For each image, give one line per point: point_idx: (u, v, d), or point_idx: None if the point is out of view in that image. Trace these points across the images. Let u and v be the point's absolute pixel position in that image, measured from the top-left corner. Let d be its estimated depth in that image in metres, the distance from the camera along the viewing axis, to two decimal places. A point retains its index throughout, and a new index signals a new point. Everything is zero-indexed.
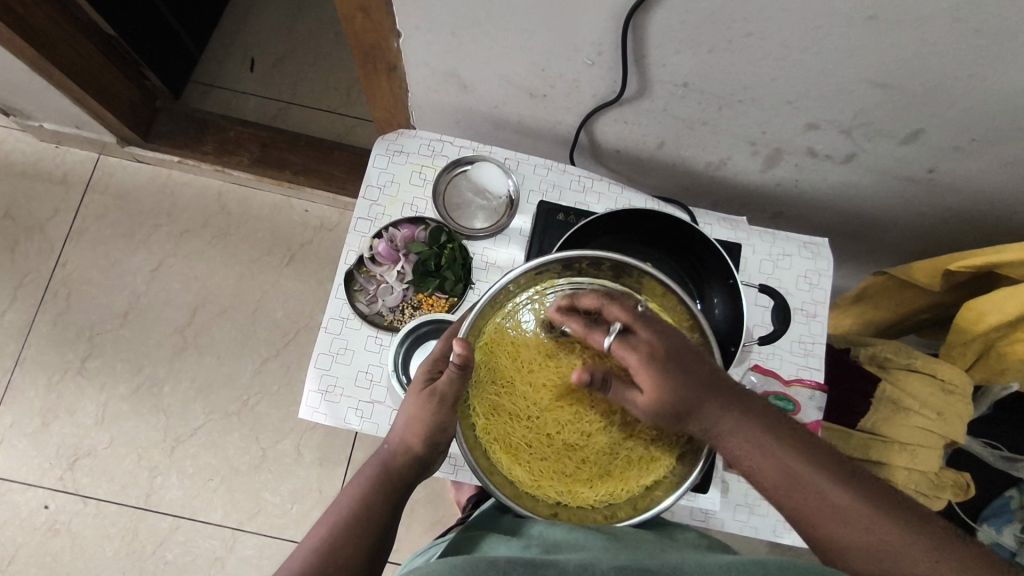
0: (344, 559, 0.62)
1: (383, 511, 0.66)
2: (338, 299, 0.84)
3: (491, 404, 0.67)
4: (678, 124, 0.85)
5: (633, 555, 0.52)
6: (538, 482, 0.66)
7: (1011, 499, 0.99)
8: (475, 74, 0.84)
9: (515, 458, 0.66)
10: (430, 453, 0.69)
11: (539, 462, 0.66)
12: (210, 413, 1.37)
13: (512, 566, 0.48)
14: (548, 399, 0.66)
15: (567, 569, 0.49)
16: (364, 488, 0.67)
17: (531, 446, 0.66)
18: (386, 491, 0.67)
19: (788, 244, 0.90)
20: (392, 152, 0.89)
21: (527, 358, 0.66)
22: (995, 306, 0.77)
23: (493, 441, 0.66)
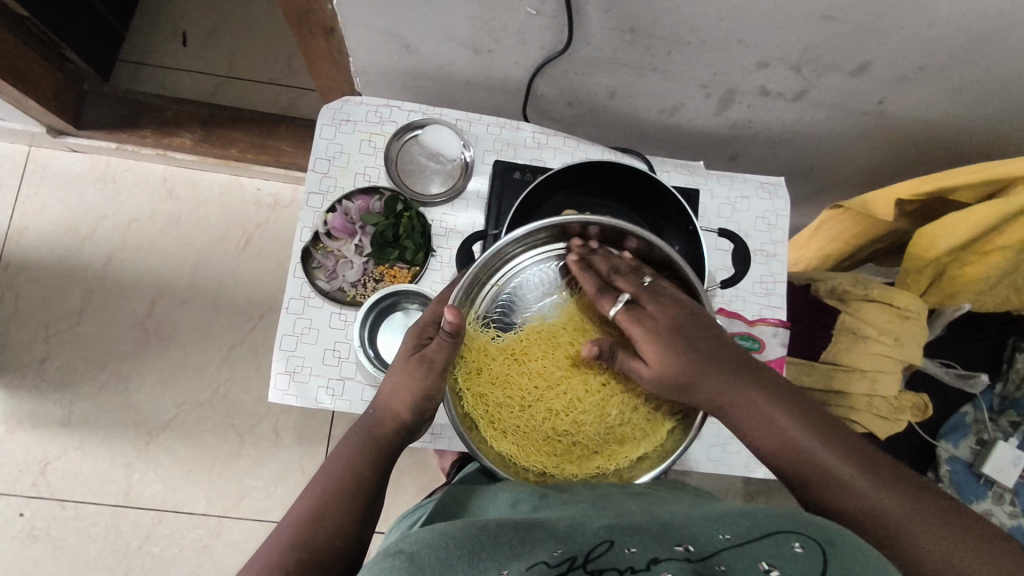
0: (334, 530, 0.61)
1: (372, 477, 0.66)
2: (297, 278, 0.81)
3: (487, 376, 0.70)
4: (629, 72, 0.83)
5: (620, 512, 0.53)
6: (526, 453, 0.68)
7: (966, 415, 1.10)
8: (418, 33, 0.81)
9: (502, 430, 0.69)
10: (418, 419, 0.69)
11: (527, 432, 0.69)
12: (181, 404, 1.34)
13: (502, 530, 0.49)
14: (547, 377, 0.70)
15: (556, 530, 0.49)
16: (351, 457, 0.67)
17: (522, 420, 0.69)
18: (375, 459, 0.67)
19: (745, 185, 0.90)
20: (338, 122, 0.86)
21: (527, 338, 0.71)
22: (947, 231, 0.79)
23: (484, 413, 0.69)
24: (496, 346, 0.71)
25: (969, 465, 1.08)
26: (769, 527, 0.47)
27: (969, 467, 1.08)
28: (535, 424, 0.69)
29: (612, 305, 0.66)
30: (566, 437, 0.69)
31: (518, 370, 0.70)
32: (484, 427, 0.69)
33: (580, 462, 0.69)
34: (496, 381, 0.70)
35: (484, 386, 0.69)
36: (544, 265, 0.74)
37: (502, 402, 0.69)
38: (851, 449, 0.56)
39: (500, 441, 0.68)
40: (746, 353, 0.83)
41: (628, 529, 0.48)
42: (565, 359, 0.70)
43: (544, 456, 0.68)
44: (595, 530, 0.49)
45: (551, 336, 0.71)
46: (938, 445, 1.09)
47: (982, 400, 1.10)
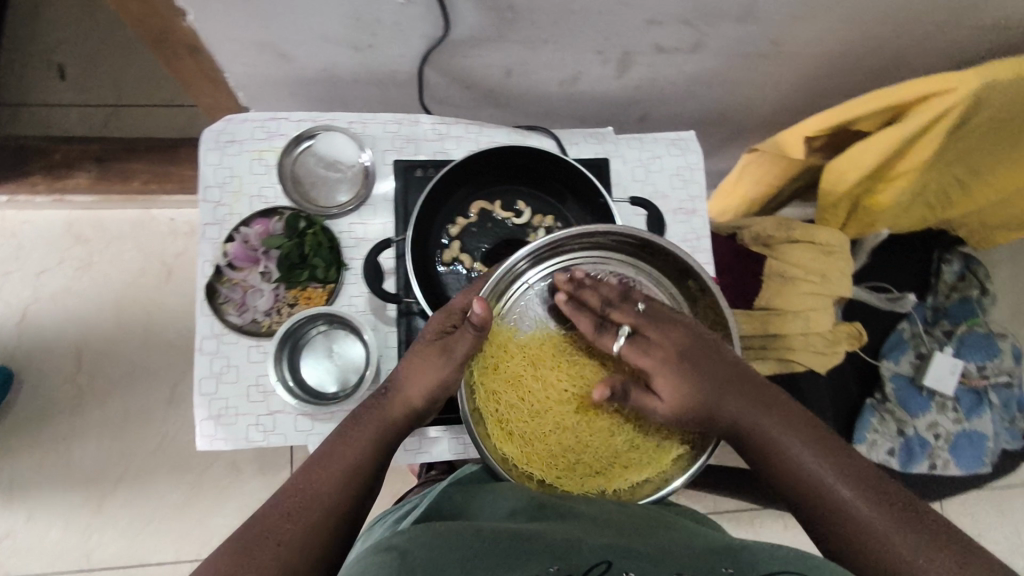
0: (328, 506, 0.59)
1: (374, 455, 0.64)
2: (205, 317, 0.77)
3: (501, 375, 0.72)
4: (520, 49, 0.79)
5: (617, 531, 0.56)
6: (530, 454, 0.70)
7: (905, 331, 1.13)
8: (288, 39, 0.75)
9: (511, 431, 0.70)
10: (427, 405, 0.68)
11: (536, 437, 0.71)
12: (130, 455, 1.28)
13: (501, 550, 0.51)
14: (562, 393, 0.72)
15: (553, 543, 0.52)
16: (356, 435, 0.65)
17: (529, 424, 0.71)
18: (380, 443, 0.65)
19: (656, 145, 0.89)
20: (222, 144, 0.81)
21: (546, 349, 0.73)
22: (852, 164, 0.79)
23: (493, 409, 0.70)
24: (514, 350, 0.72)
25: (911, 379, 1.11)
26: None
27: (911, 381, 1.12)
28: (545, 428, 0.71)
29: (614, 341, 0.68)
30: (572, 449, 0.71)
31: (536, 377, 0.72)
32: (494, 426, 0.70)
33: (581, 479, 0.70)
34: (514, 382, 0.71)
35: (499, 383, 0.71)
36: (562, 273, 0.75)
37: (514, 404, 0.71)
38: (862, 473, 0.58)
39: (507, 442, 0.70)
40: None
41: (621, 556, 0.51)
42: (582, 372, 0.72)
43: (547, 461, 0.70)
44: (588, 553, 0.52)
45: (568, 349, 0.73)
46: (881, 364, 1.11)
47: (917, 313, 1.14)
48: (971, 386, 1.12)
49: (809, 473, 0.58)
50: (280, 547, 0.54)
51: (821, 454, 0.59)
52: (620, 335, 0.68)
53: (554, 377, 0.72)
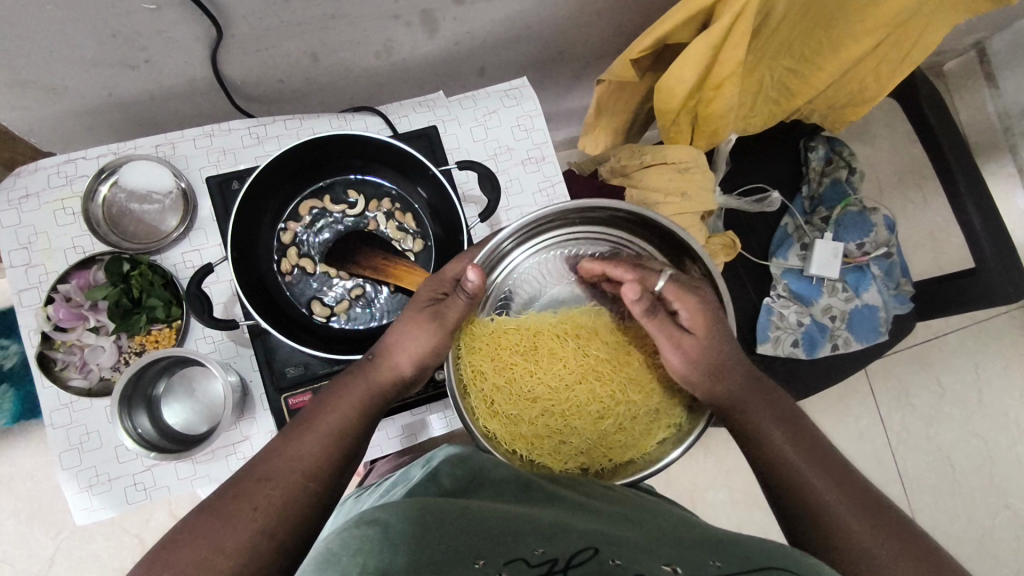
0: (312, 466, 0.57)
1: (359, 420, 0.63)
2: (46, 389, 0.71)
3: (490, 355, 0.67)
4: (310, 30, 0.74)
5: (607, 517, 0.52)
6: (516, 430, 0.67)
7: (787, 227, 1.16)
8: (50, 73, 0.68)
9: (495, 409, 0.67)
10: (416, 374, 0.67)
11: (522, 418, 0.67)
12: (59, 534, 1.26)
13: (496, 530, 0.47)
14: (560, 376, 0.67)
15: (539, 525, 0.48)
16: (341, 400, 0.63)
17: (515, 407, 0.66)
18: (369, 409, 0.64)
19: (489, 100, 0.86)
20: (17, 201, 0.73)
21: (544, 331, 0.67)
22: (676, 80, 0.79)
23: (479, 388, 0.67)
24: (497, 332, 0.67)
25: (800, 271, 1.15)
26: (759, 560, 0.44)
27: (800, 274, 1.15)
28: (530, 411, 0.66)
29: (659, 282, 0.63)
30: (558, 432, 0.67)
31: (524, 357, 0.67)
32: (479, 406, 0.66)
33: (563, 459, 0.67)
34: (497, 363, 0.67)
35: (481, 362, 0.67)
36: (555, 250, 0.67)
37: (497, 382, 0.67)
38: (869, 505, 0.55)
39: (492, 421, 0.67)
40: None
41: (613, 542, 0.46)
42: (563, 352, 0.67)
43: (535, 441, 0.67)
44: (579, 537, 0.46)
45: (555, 329, 0.67)
46: (771, 265, 1.14)
47: (795, 208, 1.16)
48: (854, 264, 1.17)
49: (814, 496, 0.56)
50: (258, 511, 0.52)
51: (826, 475, 0.57)
52: (665, 275, 0.63)
53: (552, 361, 0.67)
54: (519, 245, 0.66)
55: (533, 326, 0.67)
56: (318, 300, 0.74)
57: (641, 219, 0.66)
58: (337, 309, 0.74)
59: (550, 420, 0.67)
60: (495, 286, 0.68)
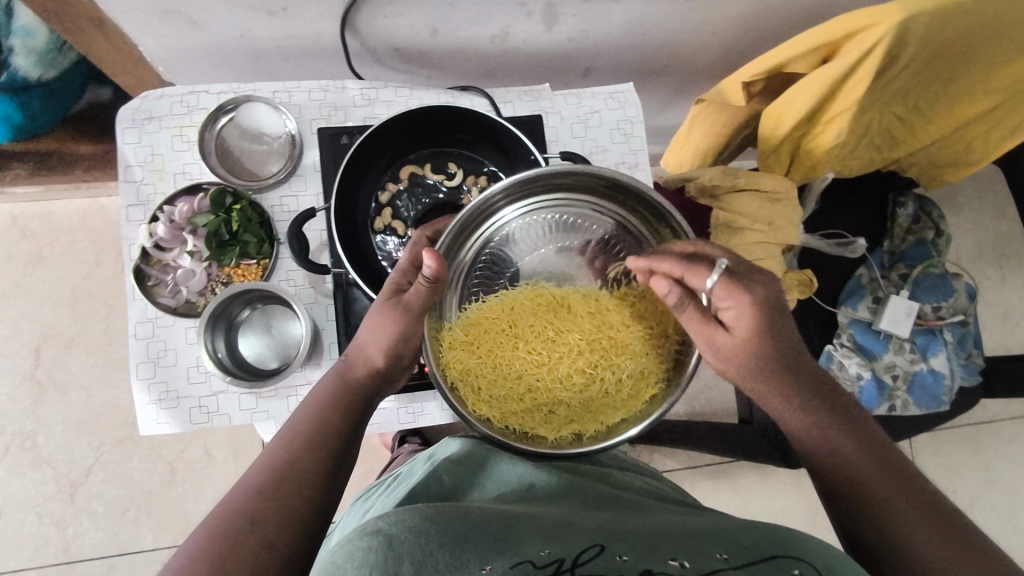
0: (301, 477, 0.56)
1: (345, 424, 0.62)
2: (137, 302, 0.75)
3: (474, 337, 0.66)
4: (439, 4, 0.76)
5: (609, 517, 0.53)
6: (506, 407, 0.65)
7: (861, 278, 1.13)
8: (194, 6, 0.72)
9: (480, 391, 0.66)
10: (392, 367, 0.67)
11: (513, 395, 0.66)
12: (99, 446, 1.33)
13: (487, 521, 0.49)
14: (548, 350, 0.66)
15: (543, 526, 0.49)
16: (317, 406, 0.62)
17: (500, 386, 0.66)
18: (349, 407, 0.64)
19: (594, 100, 0.87)
20: (140, 121, 0.78)
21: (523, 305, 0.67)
22: (788, 108, 0.79)
23: (464, 373, 0.65)
24: (475, 319, 0.67)
25: (869, 324, 1.11)
26: (767, 552, 0.46)
27: (869, 326, 1.11)
28: (516, 388, 0.66)
29: (706, 278, 0.58)
30: (546, 406, 0.66)
31: (502, 339, 0.66)
32: (466, 390, 0.65)
33: (557, 428, 0.66)
34: (484, 347, 0.66)
35: (467, 347, 0.66)
36: (533, 221, 0.68)
37: (477, 366, 0.65)
38: (897, 472, 0.56)
39: (482, 404, 0.65)
40: None
41: (618, 536, 0.48)
42: (535, 332, 0.66)
43: (525, 416, 0.66)
44: (586, 534, 0.48)
45: (528, 308, 0.67)
46: (839, 312, 1.11)
47: (874, 260, 1.13)
48: (925, 327, 1.13)
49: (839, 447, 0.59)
50: (253, 525, 0.51)
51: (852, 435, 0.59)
52: (716, 269, 0.58)
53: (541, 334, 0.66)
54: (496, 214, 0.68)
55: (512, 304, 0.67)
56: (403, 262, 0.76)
57: (602, 180, 0.65)
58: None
59: (536, 397, 0.66)
60: (472, 256, 0.69)
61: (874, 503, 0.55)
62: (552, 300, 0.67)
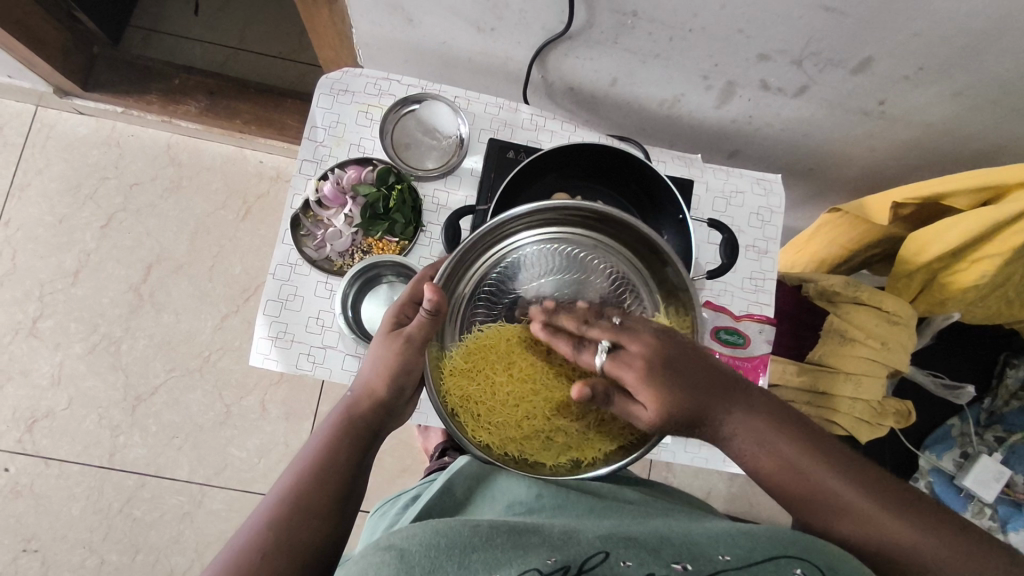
0: (307, 508, 0.57)
1: (350, 453, 0.62)
2: (285, 245, 0.82)
3: (468, 366, 0.68)
4: (631, 58, 0.82)
5: (615, 522, 0.54)
6: (505, 433, 0.67)
7: (952, 427, 1.10)
8: (419, 6, 0.79)
9: (480, 416, 0.67)
10: (395, 398, 0.65)
11: (515, 420, 0.67)
12: (171, 370, 1.40)
13: (495, 532, 0.49)
14: (541, 376, 0.67)
15: (550, 537, 0.49)
16: (319, 446, 0.62)
17: (498, 411, 0.67)
18: (353, 440, 0.63)
19: (740, 180, 0.90)
20: (336, 92, 0.86)
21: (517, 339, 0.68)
22: (935, 237, 0.80)
23: (464, 401, 0.67)
24: (476, 348, 0.68)
25: (951, 477, 1.07)
26: (770, 550, 0.48)
27: (949, 479, 1.08)
28: (514, 415, 0.67)
29: (594, 358, 0.58)
30: (544, 432, 0.67)
31: (499, 367, 0.68)
32: (466, 417, 0.67)
33: (555, 455, 0.67)
34: (480, 375, 0.68)
35: (467, 381, 0.68)
36: (533, 251, 0.70)
37: (478, 392, 0.68)
38: (876, 485, 0.54)
39: (482, 430, 0.67)
40: (730, 347, 0.84)
41: (625, 541, 0.49)
42: (527, 361, 0.68)
43: (523, 442, 0.67)
44: (590, 539, 0.49)
45: (525, 339, 0.68)
46: (920, 456, 1.09)
47: (970, 413, 1.09)
48: (1011, 497, 1.07)
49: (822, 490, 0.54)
50: (262, 560, 0.53)
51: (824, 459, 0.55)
52: (600, 351, 0.58)
53: (535, 361, 0.68)
54: (511, 233, 0.69)
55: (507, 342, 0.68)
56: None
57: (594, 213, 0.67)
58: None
59: (534, 424, 0.67)
60: (477, 273, 0.70)
61: (890, 549, 0.51)
62: None
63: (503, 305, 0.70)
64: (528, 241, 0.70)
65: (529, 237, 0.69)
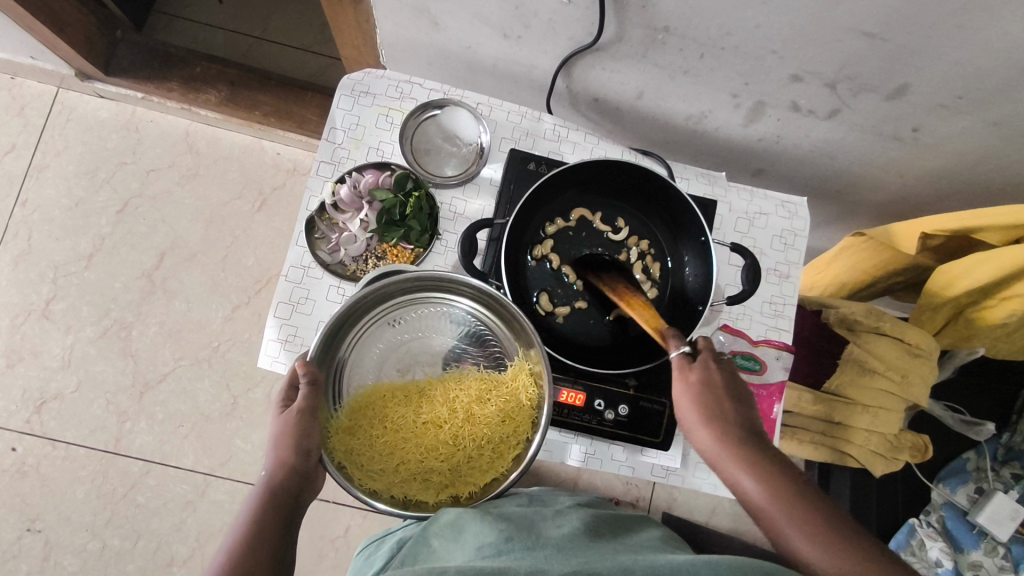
0: None
1: (275, 525, 0.60)
2: (298, 247, 0.81)
3: (346, 424, 0.68)
4: (659, 73, 0.80)
5: (584, 560, 0.52)
6: (387, 476, 0.67)
7: (967, 461, 1.07)
8: (446, 11, 0.78)
9: (363, 463, 0.67)
10: (307, 464, 0.63)
11: (392, 464, 0.68)
12: (180, 359, 1.40)
13: None
14: (413, 423, 0.70)
15: None
16: (244, 531, 0.59)
17: (377, 458, 0.68)
18: (277, 513, 0.61)
19: (765, 202, 0.88)
20: (357, 93, 0.85)
21: (391, 395, 0.71)
22: (966, 270, 0.77)
23: (345, 453, 0.67)
24: (358, 404, 0.70)
25: (964, 512, 1.05)
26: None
27: (962, 515, 1.05)
28: (392, 460, 0.68)
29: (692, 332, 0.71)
30: (420, 474, 0.68)
31: (375, 420, 0.69)
32: (352, 468, 0.67)
33: (435, 491, 0.68)
34: (360, 429, 0.69)
35: (350, 438, 0.68)
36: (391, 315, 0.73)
37: (358, 442, 0.68)
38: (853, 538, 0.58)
39: (367, 476, 0.67)
40: (746, 373, 0.82)
41: None
42: (397, 411, 0.70)
43: (406, 483, 0.68)
44: None
45: (396, 394, 0.71)
46: (934, 488, 1.07)
47: (986, 447, 1.06)
48: None
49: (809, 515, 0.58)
50: None
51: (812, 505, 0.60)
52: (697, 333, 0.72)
53: (407, 411, 0.70)
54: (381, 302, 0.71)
55: (382, 397, 0.70)
56: (549, 298, 0.78)
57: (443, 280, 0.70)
58: (564, 315, 0.78)
59: (413, 467, 0.68)
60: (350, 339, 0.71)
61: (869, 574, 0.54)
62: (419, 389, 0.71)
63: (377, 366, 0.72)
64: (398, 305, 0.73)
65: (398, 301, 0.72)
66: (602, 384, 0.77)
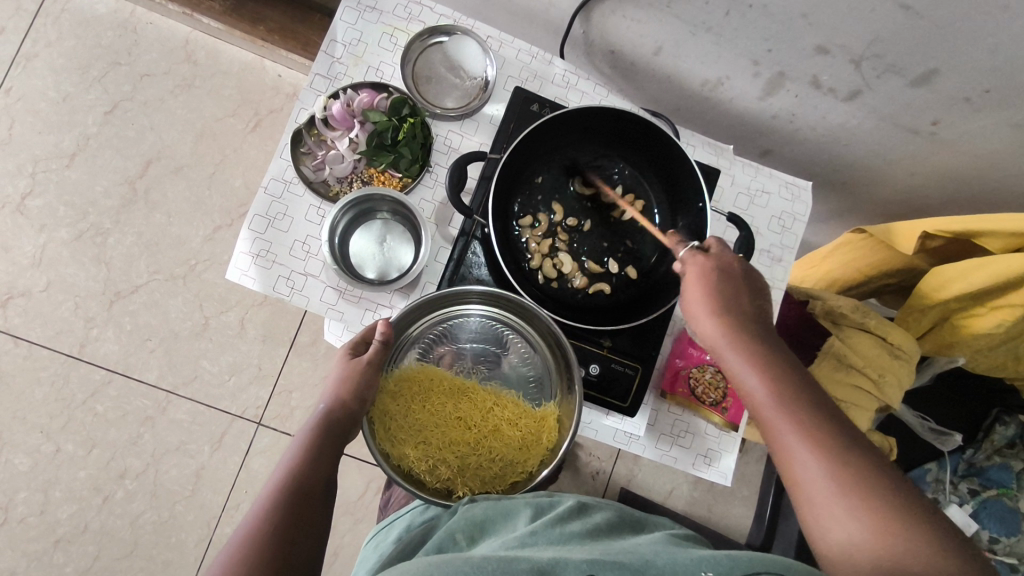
0: (288, 503, 0.59)
1: (328, 457, 0.64)
2: (282, 160, 0.77)
3: (395, 388, 0.73)
4: (681, 28, 0.76)
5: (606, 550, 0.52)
6: (402, 449, 0.70)
7: (928, 471, 1.08)
8: None
9: (388, 428, 0.71)
10: (360, 410, 0.68)
11: (413, 441, 0.71)
12: (154, 272, 1.36)
13: (487, 562, 0.48)
14: (447, 415, 0.73)
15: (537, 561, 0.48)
16: (302, 448, 0.64)
17: (407, 429, 0.72)
18: (331, 441, 0.65)
19: (769, 181, 0.85)
20: (363, 8, 0.80)
21: (439, 381, 0.74)
22: (962, 274, 0.76)
23: (382, 412, 0.72)
24: (407, 376, 0.73)
25: None
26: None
27: None
28: (415, 435, 0.72)
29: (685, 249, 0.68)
30: (432, 460, 0.71)
31: (416, 399, 0.73)
32: (378, 425, 0.71)
33: (434, 481, 0.71)
34: (402, 401, 0.72)
35: (391, 402, 0.72)
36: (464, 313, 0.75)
37: (393, 411, 0.72)
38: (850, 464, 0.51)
39: (386, 440, 0.71)
40: None
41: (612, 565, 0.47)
42: (439, 400, 0.73)
43: (416, 461, 0.71)
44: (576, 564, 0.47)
45: (444, 383, 0.74)
46: None
47: (948, 461, 1.06)
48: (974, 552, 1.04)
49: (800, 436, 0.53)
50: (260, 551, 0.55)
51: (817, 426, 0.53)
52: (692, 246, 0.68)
53: (446, 403, 0.73)
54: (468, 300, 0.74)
55: (430, 379, 0.74)
56: (538, 253, 0.76)
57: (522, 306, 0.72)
58: (554, 268, 0.77)
59: (426, 451, 0.71)
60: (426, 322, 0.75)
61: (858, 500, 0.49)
62: (464, 388, 0.74)
63: (435, 353, 0.76)
64: (470, 309, 0.75)
65: (473, 305, 0.75)
66: (577, 341, 0.76)
